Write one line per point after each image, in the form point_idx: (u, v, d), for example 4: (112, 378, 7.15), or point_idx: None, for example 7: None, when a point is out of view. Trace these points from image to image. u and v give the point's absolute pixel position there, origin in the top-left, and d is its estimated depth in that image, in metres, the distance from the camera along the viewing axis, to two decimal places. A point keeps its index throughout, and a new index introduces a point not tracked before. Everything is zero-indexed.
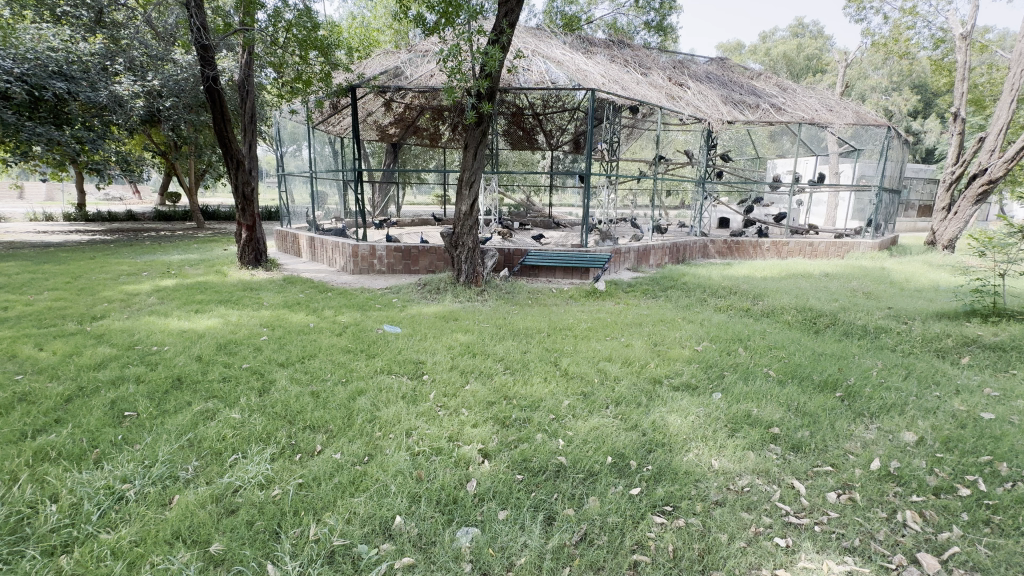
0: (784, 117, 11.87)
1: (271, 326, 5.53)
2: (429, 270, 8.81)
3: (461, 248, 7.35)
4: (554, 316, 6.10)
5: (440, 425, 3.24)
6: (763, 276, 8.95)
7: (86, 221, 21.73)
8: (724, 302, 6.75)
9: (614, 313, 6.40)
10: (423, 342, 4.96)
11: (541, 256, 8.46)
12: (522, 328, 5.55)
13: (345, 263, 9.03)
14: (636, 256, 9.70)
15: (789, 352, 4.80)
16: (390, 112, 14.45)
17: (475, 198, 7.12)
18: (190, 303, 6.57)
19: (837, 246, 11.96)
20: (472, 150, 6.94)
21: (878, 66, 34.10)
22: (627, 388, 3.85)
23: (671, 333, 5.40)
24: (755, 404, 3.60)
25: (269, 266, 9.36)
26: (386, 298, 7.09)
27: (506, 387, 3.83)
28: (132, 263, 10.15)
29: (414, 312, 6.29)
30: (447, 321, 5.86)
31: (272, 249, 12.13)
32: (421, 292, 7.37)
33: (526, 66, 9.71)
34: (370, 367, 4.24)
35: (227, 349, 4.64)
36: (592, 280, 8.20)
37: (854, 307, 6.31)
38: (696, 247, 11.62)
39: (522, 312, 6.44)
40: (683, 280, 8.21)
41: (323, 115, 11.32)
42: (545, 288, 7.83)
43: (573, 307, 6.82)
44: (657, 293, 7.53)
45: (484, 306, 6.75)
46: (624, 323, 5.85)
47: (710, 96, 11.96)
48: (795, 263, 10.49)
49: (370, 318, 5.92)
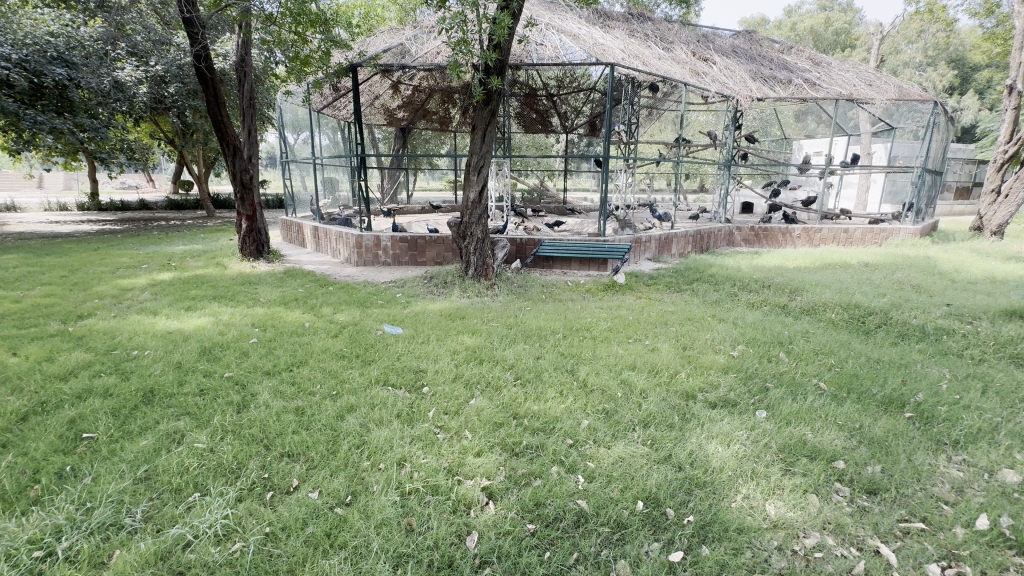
0: (819, 94, 10.97)
1: (263, 327, 5.10)
2: (437, 261, 8.31)
3: (470, 238, 6.84)
4: (570, 314, 5.57)
5: (439, 453, 2.77)
6: (796, 267, 8.26)
7: (99, 211, 21.72)
8: (757, 298, 6.13)
9: (635, 311, 5.85)
10: (424, 344, 4.49)
11: (556, 247, 7.90)
12: (535, 328, 5.04)
13: (349, 254, 8.62)
14: (658, 245, 9.08)
15: (839, 359, 4.22)
16: (398, 94, 13.91)
17: (483, 184, 6.58)
18: (184, 299, 6.20)
19: (874, 233, 11.14)
20: (479, 131, 6.37)
21: (912, 40, 32.17)
22: (656, 406, 3.32)
23: (703, 334, 4.84)
24: (809, 427, 3.05)
25: (271, 257, 8.98)
26: (389, 293, 6.64)
27: (516, 403, 3.35)
28: (134, 255, 9.86)
29: (418, 309, 5.81)
30: (454, 320, 5.38)
31: (278, 239, 11.75)
32: (428, 286, 6.89)
33: (539, 41, 9.05)
34: (364, 376, 3.78)
35: (210, 355, 4.22)
36: (611, 272, 7.64)
37: (906, 303, 5.65)
38: (721, 234, 10.93)
39: (536, 308, 5.93)
40: (710, 272, 7.57)
41: (326, 98, 10.82)
42: (559, 281, 7.31)
43: (591, 303, 6.28)
44: (681, 287, 6.94)
45: (495, 302, 6.26)
46: (648, 322, 5.30)
47: (738, 72, 11.09)
48: (830, 252, 9.75)
49: (371, 317, 5.46)
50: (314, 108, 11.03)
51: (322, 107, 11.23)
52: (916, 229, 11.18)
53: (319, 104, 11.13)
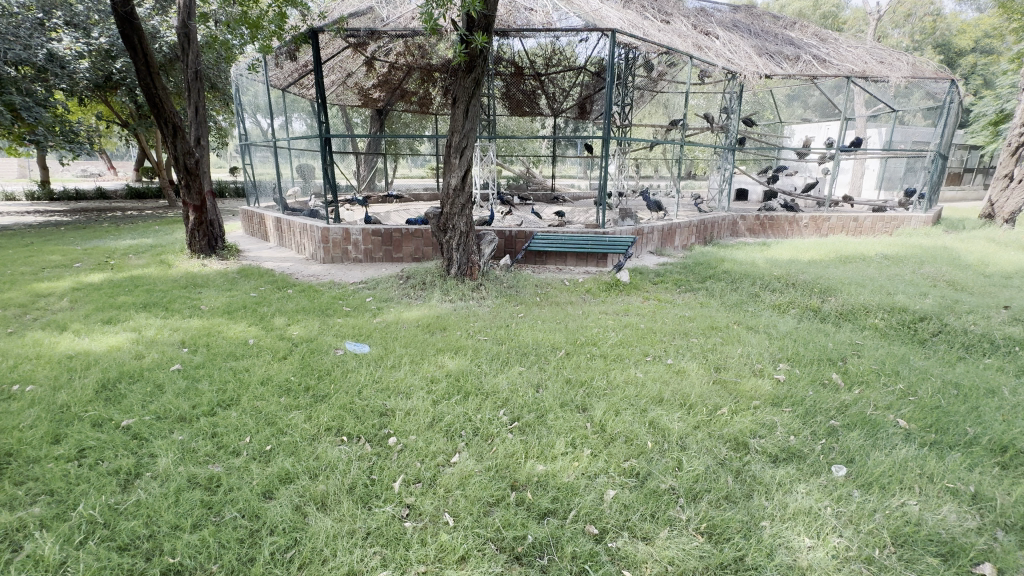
0: (829, 70, 10.16)
1: (195, 347, 4.09)
2: (415, 257, 7.33)
3: (452, 232, 5.88)
4: (570, 323, 4.74)
5: (408, 562, 1.90)
6: (812, 261, 7.52)
7: (50, 200, 20.05)
8: (784, 299, 5.35)
9: (647, 317, 5.02)
10: (396, 370, 3.57)
11: (550, 240, 6.99)
12: (533, 343, 4.17)
13: (315, 250, 7.59)
14: (661, 236, 8.25)
15: (909, 382, 3.44)
16: (372, 71, 12.74)
17: (467, 168, 5.62)
18: (107, 308, 5.16)
19: (884, 222, 10.52)
20: (462, 104, 5.37)
21: (900, 25, 31.68)
22: (702, 465, 2.48)
23: (734, 349, 4.01)
24: (915, 496, 2.26)
25: (224, 253, 7.88)
26: (358, 297, 5.69)
27: (515, 464, 2.48)
28: (68, 251, 8.66)
29: (390, 319, 4.88)
30: (433, 333, 4.45)
31: (239, 231, 10.59)
32: (403, 288, 5.94)
33: (528, 6, 8.03)
34: (312, 423, 2.86)
35: (112, 392, 3.23)
36: (612, 269, 6.79)
37: (957, 306, 4.93)
38: (725, 224, 10.13)
39: (531, 315, 5.07)
40: (724, 267, 6.76)
41: (289, 73, 9.67)
42: (554, 280, 6.43)
43: (593, 307, 5.41)
44: (693, 286, 6.16)
45: (482, 307, 5.37)
46: (665, 333, 4.46)
47: (742, 47, 10.17)
48: (842, 242, 9.08)
49: (333, 329, 4.51)
50: (276, 84, 9.89)
51: (285, 84, 10.10)
52: (928, 217, 10.56)
53: (284, 80, 10.02)
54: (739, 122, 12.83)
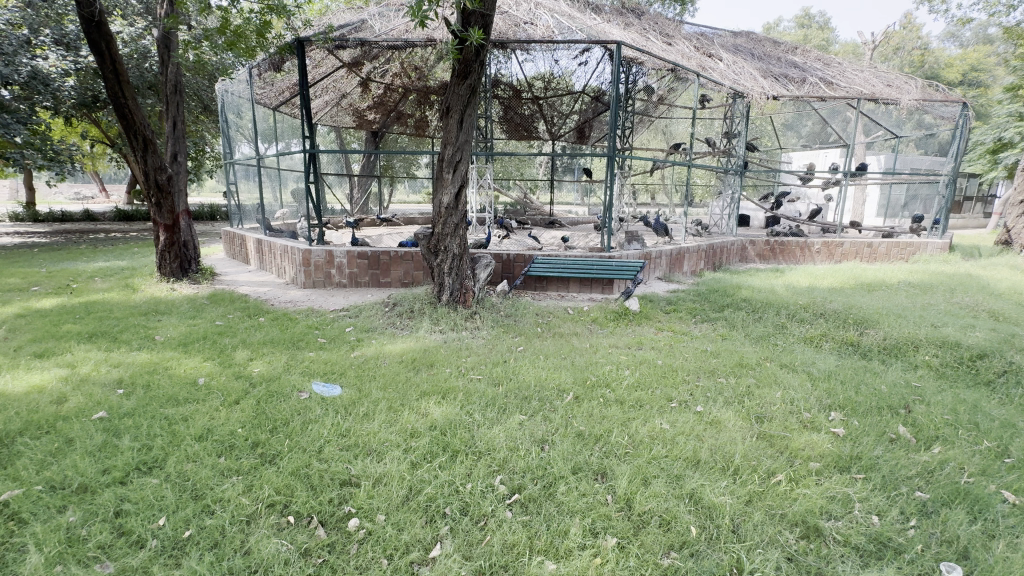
0: (837, 93, 9.87)
1: (131, 388, 3.42)
2: (404, 282, 6.72)
3: (444, 254, 5.31)
4: (578, 359, 4.11)
5: None
6: (833, 288, 6.99)
7: (34, 222, 19.43)
8: (816, 331, 4.77)
9: (664, 352, 4.41)
10: (369, 420, 2.93)
11: (551, 265, 6.42)
12: (535, 384, 3.55)
13: (295, 274, 6.99)
14: (669, 261, 7.72)
15: (995, 435, 2.83)
16: (367, 91, 12.43)
17: (461, 184, 5.10)
18: (46, 338, 4.50)
19: (899, 248, 10.08)
20: (456, 112, 4.88)
21: (889, 58, 32.36)
22: (770, 565, 1.86)
23: (773, 393, 3.40)
24: None
25: (198, 277, 7.27)
26: (338, 327, 5.07)
27: (517, 564, 1.85)
28: (29, 274, 8.00)
29: (371, 353, 4.26)
30: (418, 372, 3.81)
31: (220, 254, 9.98)
32: (388, 317, 5.32)
33: (529, 20, 7.73)
34: (253, 497, 2.21)
35: (6, 451, 2.56)
36: (619, 295, 6.22)
37: (1014, 340, 4.38)
38: (734, 250, 9.64)
39: (533, 348, 4.47)
40: (742, 295, 6.20)
41: (279, 91, 9.32)
42: (557, 308, 5.85)
43: (603, 339, 4.82)
44: (710, 315, 5.59)
45: (477, 338, 4.77)
46: (688, 373, 3.84)
47: (746, 69, 9.87)
48: (859, 269, 8.59)
49: (301, 365, 3.86)
50: (265, 102, 9.51)
51: (275, 103, 9.74)
52: (945, 243, 10.13)
53: (274, 100, 9.66)
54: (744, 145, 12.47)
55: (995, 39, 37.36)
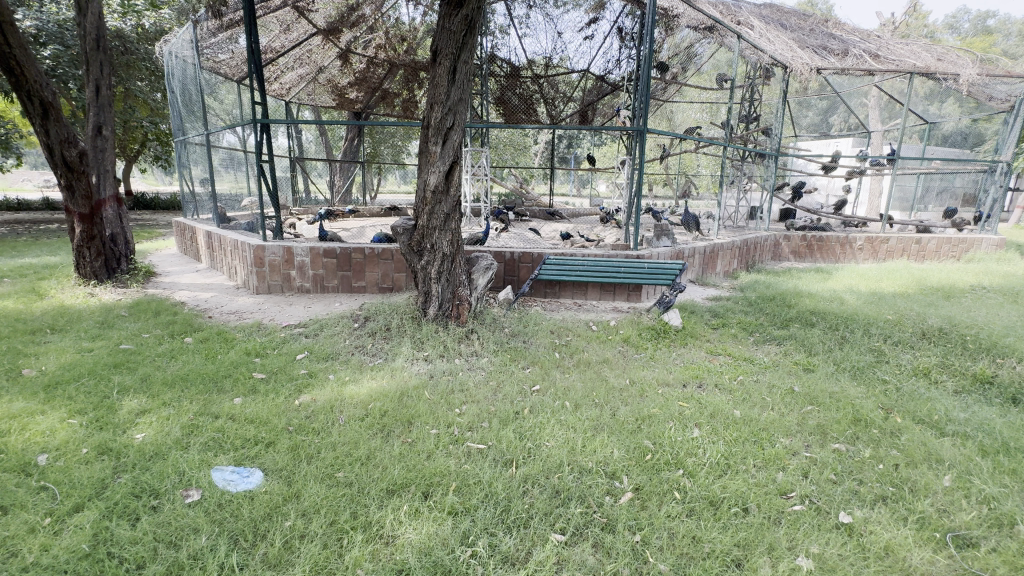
0: (885, 67, 8.62)
1: None
2: (382, 287, 5.39)
3: (430, 254, 3.99)
4: (624, 411, 2.84)
5: None
6: (904, 294, 5.81)
7: None
8: (931, 361, 3.56)
9: (739, 394, 3.15)
10: (290, 564, 1.67)
11: (567, 267, 5.11)
12: (568, 463, 2.32)
13: (247, 276, 5.63)
14: (703, 260, 6.48)
15: None
16: (348, 63, 10.91)
17: (452, 160, 3.80)
18: None
19: (950, 245, 8.94)
20: (447, 58, 3.57)
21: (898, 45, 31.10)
22: None
23: (943, 482, 2.18)
24: None
25: (127, 279, 5.90)
26: (290, 351, 3.77)
27: None
28: None
29: (325, 398, 2.98)
30: (388, 438, 2.53)
31: (172, 248, 8.57)
32: (356, 338, 4.02)
33: None
34: None
35: None
36: (653, 305, 4.99)
37: None
38: (767, 246, 8.43)
39: (556, 387, 3.22)
40: (805, 304, 4.99)
41: (240, 61, 7.89)
42: (578, 322, 4.60)
43: (647, 371, 3.58)
44: (773, 331, 4.39)
45: (475, 370, 3.51)
46: (790, 439, 2.59)
47: (780, 38, 8.54)
48: (914, 269, 7.44)
49: (208, 428, 2.54)
50: (224, 73, 8.04)
51: (237, 74, 8.31)
52: (1001, 240, 9.01)
53: (236, 71, 8.28)
54: (783, 127, 10.79)
55: (997, 28, 36.37)
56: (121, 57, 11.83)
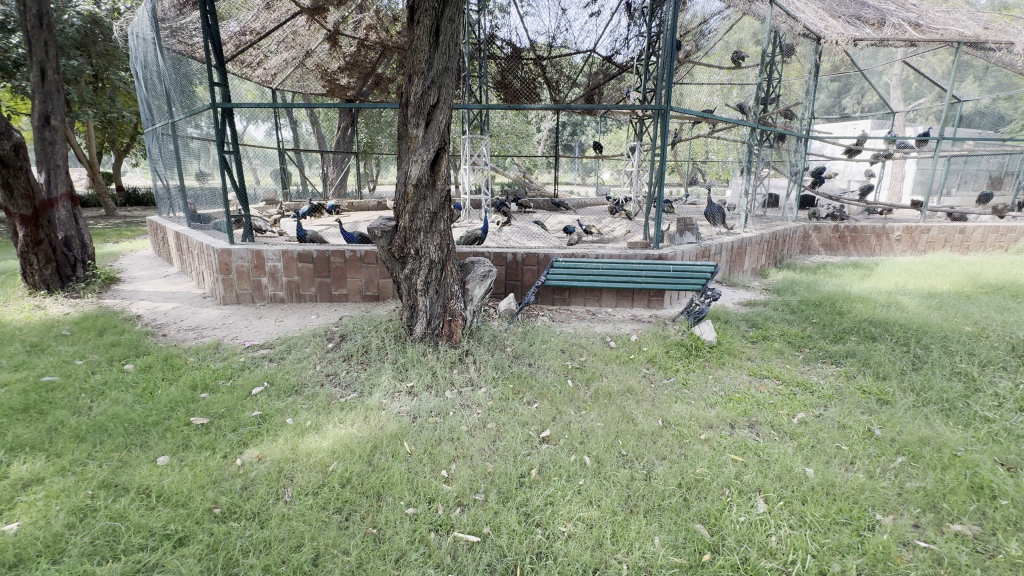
0: (928, 37, 7.76)
1: None
2: (366, 295, 4.72)
3: (415, 260, 3.29)
4: (662, 471, 2.17)
5: None
6: (966, 294, 5.07)
7: None
8: None
9: (806, 442, 2.44)
10: None
11: (579, 270, 4.37)
12: (593, 571, 1.67)
13: (214, 284, 4.97)
14: (730, 257, 5.75)
15: None
16: (338, 45, 10.09)
17: (438, 145, 3.10)
18: None
19: (997, 235, 8.11)
20: (427, 15, 2.86)
21: None
22: None
23: None
24: None
25: (82, 287, 5.24)
26: (248, 381, 3.11)
27: None
28: None
29: (273, 454, 2.31)
30: (350, 525, 1.88)
31: (146, 249, 7.88)
32: (328, 364, 3.35)
33: None
34: None
35: None
36: (679, 314, 4.29)
37: None
38: (796, 238, 7.66)
39: (571, 434, 2.52)
40: (859, 310, 4.26)
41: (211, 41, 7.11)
42: (595, 337, 3.91)
43: (682, 404, 2.90)
44: (827, 347, 3.68)
45: (471, 407, 2.83)
46: (889, 520, 1.91)
47: (809, 6, 7.69)
48: (963, 263, 6.67)
49: (104, 513, 1.89)
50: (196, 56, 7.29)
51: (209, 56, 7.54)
52: None
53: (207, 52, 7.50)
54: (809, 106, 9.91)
55: None
56: (99, 45, 11.20)
